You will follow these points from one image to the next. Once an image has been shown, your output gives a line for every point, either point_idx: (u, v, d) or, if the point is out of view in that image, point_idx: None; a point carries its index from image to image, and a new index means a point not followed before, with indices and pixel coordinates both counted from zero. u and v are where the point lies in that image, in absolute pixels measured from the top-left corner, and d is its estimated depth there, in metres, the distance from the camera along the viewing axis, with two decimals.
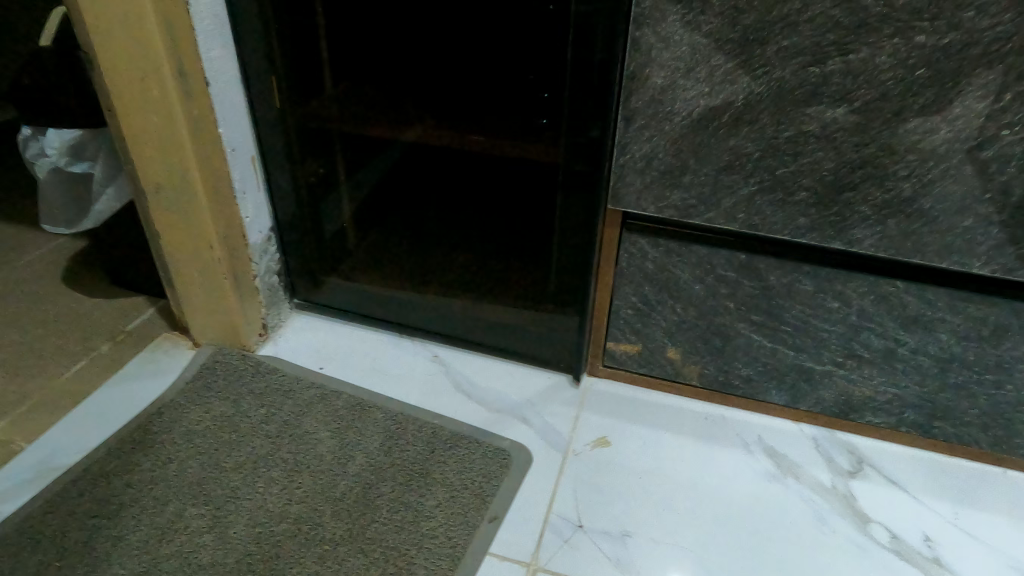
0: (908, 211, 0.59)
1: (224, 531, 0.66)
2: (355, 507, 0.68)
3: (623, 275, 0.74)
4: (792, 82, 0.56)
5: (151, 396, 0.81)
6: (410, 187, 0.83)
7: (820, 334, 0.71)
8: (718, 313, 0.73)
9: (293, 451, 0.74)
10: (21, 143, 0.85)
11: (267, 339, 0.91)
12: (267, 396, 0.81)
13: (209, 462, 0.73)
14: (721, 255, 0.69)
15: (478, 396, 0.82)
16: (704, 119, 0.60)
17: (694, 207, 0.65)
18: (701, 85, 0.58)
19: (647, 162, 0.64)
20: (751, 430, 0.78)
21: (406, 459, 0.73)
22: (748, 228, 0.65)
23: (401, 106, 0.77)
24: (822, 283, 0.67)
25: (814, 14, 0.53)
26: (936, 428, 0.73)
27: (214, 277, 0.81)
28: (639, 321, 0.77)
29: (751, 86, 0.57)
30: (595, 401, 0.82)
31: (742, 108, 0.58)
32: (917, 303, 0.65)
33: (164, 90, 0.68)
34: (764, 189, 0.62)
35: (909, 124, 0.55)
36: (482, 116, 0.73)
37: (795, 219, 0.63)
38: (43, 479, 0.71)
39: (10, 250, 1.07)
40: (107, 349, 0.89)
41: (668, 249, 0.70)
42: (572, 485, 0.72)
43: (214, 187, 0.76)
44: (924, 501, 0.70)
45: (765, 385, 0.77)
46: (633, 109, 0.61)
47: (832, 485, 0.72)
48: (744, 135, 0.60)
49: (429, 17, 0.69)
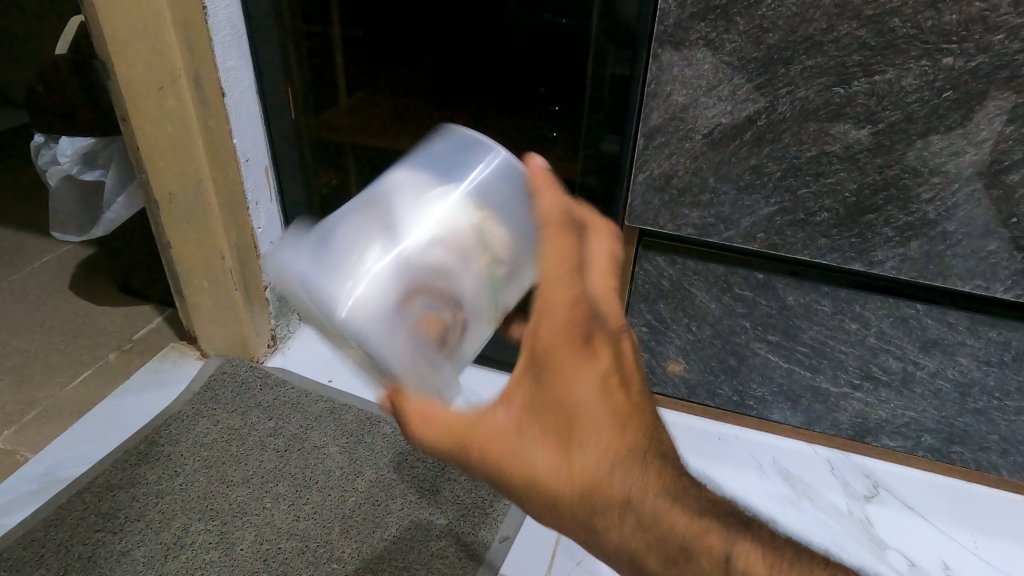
0: (931, 234, 0.58)
1: (231, 547, 0.65)
2: (364, 524, 0.67)
3: (638, 293, 0.73)
4: (815, 102, 0.56)
5: (158, 407, 0.81)
6: None
7: (838, 355, 0.70)
8: (734, 332, 0.72)
9: (302, 466, 0.73)
10: (35, 151, 0.85)
11: (276, 350, 0.90)
12: (275, 409, 0.80)
13: (216, 476, 0.72)
14: (739, 275, 0.68)
15: None
16: (726, 138, 0.59)
17: (713, 226, 0.65)
18: (723, 104, 0.58)
19: (667, 180, 0.63)
20: (766, 451, 0.77)
21: (415, 476, 0.72)
22: (768, 247, 0.64)
23: (409, 116, 0.79)
24: (840, 304, 0.67)
25: (840, 35, 0.52)
26: (954, 452, 0.72)
27: (224, 289, 0.80)
28: (652, 340, 0.76)
29: (774, 105, 0.57)
30: None
31: (764, 126, 0.58)
32: (937, 327, 0.65)
33: (181, 100, 0.67)
34: (784, 210, 0.61)
35: (933, 146, 0.55)
36: (497, 128, 0.76)
37: (816, 239, 0.62)
38: (48, 490, 0.70)
39: (17, 256, 1.07)
40: (114, 358, 0.88)
41: (685, 267, 0.70)
42: None
43: (226, 198, 0.75)
44: (944, 529, 0.69)
45: (779, 406, 0.76)
46: (654, 126, 0.61)
47: (848, 509, 0.71)
48: (766, 154, 0.59)
49: (444, 33, 0.71)
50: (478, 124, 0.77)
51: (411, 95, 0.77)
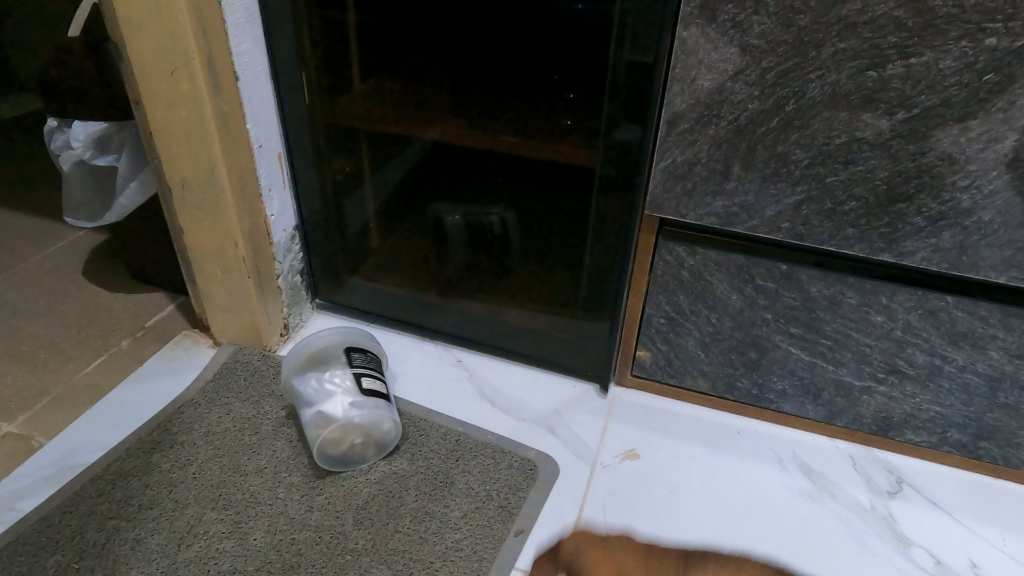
0: (965, 223, 0.57)
1: (244, 537, 0.64)
2: (378, 515, 0.66)
3: (657, 283, 0.71)
4: (847, 87, 0.54)
5: (170, 395, 0.80)
6: (437, 183, 0.82)
7: (861, 348, 0.68)
8: (755, 324, 0.70)
9: (315, 456, 0.72)
10: (48, 135, 0.84)
11: (289, 339, 0.89)
12: (287, 398, 0.79)
13: (229, 465, 0.71)
14: (762, 265, 0.67)
15: (504, 404, 0.80)
16: (752, 124, 0.58)
17: (737, 215, 0.63)
18: (750, 88, 0.56)
19: (690, 167, 0.62)
20: (785, 445, 0.75)
21: (429, 468, 0.71)
22: (794, 237, 0.62)
23: (424, 103, 0.76)
24: (866, 296, 0.65)
25: (876, 16, 0.50)
26: (981, 448, 0.70)
27: (237, 277, 0.79)
28: (671, 331, 0.74)
29: (804, 90, 0.55)
30: (622, 412, 0.79)
31: (793, 112, 0.56)
32: (967, 319, 0.63)
33: (194, 84, 0.66)
34: (811, 199, 0.60)
35: (971, 132, 0.53)
36: (512, 117, 0.72)
37: (843, 229, 0.60)
38: (62, 477, 0.70)
39: (29, 241, 1.06)
40: (126, 345, 0.88)
41: (706, 257, 0.68)
42: (601, 500, 0.69)
43: (239, 185, 0.74)
44: (971, 526, 0.67)
45: (800, 400, 0.74)
46: (677, 113, 0.59)
47: (871, 505, 0.69)
48: (794, 141, 0.57)
49: (456, 22, 0.68)
50: (495, 111, 0.73)
51: (425, 81, 0.74)
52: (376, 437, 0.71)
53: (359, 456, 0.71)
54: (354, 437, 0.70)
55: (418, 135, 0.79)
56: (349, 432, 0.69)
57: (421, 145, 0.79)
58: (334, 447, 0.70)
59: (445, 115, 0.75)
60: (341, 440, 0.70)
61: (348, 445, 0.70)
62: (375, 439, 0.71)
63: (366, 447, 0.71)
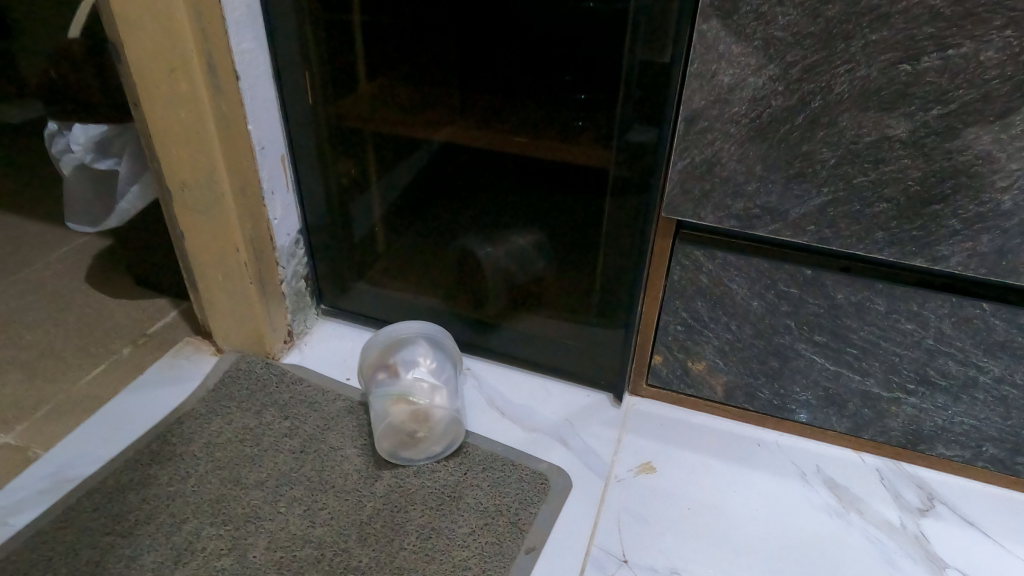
0: (1005, 226, 0.53)
1: (243, 554, 0.62)
2: (382, 532, 0.64)
3: (673, 288, 0.68)
4: (878, 82, 0.51)
5: (171, 404, 0.78)
6: (447, 189, 0.78)
7: (890, 358, 0.65)
8: (777, 332, 0.67)
9: (317, 469, 0.70)
10: (48, 138, 0.81)
11: (293, 346, 0.87)
12: (290, 408, 0.77)
13: (229, 478, 0.69)
14: (784, 270, 0.63)
15: (514, 414, 0.77)
16: (775, 122, 0.55)
17: (758, 218, 0.60)
18: (774, 83, 0.53)
19: (709, 168, 0.59)
20: (808, 458, 0.72)
21: (436, 481, 0.69)
22: (818, 241, 0.59)
23: (433, 104, 0.72)
24: (896, 303, 0.61)
25: (910, 5, 0.47)
26: (1019, 463, 0.66)
27: (239, 283, 0.77)
28: (687, 339, 0.71)
29: (832, 85, 0.52)
30: (636, 423, 0.76)
31: (820, 109, 0.53)
32: (1006, 328, 0.59)
33: (192, 83, 0.64)
34: (838, 200, 0.56)
35: (1015, 129, 0.49)
36: (521, 118, 0.69)
37: (872, 232, 0.57)
38: (59, 490, 0.68)
39: (34, 246, 1.05)
40: (128, 353, 0.86)
41: (725, 262, 0.65)
42: (616, 514, 0.66)
43: (240, 186, 0.72)
44: (1010, 548, 0.64)
45: (825, 411, 0.71)
46: (696, 110, 0.56)
47: (901, 524, 0.66)
48: (821, 139, 0.54)
49: (466, 18, 0.65)
50: (504, 109, 0.69)
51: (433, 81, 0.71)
52: (425, 446, 0.70)
53: (394, 445, 0.70)
54: (418, 428, 0.70)
55: (427, 136, 0.75)
56: (425, 422, 0.70)
57: (430, 149, 0.76)
58: (401, 413, 0.70)
59: (454, 116, 0.72)
60: (410, 418, 0.69)
61: (407, 423, 0.70)
62: (426, 445, 0.70)
63: (408, 444, 0.70)
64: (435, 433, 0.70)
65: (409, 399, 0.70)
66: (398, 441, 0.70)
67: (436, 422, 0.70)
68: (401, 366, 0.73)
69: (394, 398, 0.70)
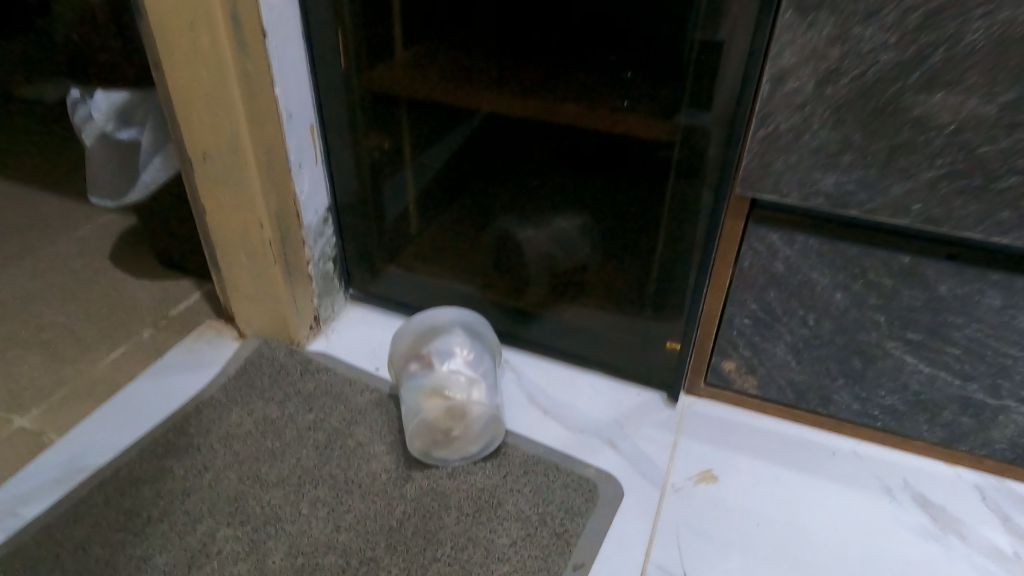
0: None
1: (262, 560, 0.56)
2: (414, 541, 0.57)
3: (744, 277, 0.61)
4: (1019, 29, 0.42)
5: (189, 391, 0.73)
6: (487, 166, 0.70)
7: (999, 361, 0.56)
8: (864, 328, 0.59)
9: (343, 467, 0.64)
10: (71, 105, 0.77)
11: (319, 332, 0.81)
12: (315, 400, 0.71)
13: (249, 475, 0.63)
14: (878, 257, 0.55)
15: (557, 412, 0.71)
16: (883, 81, 0.46)
17: (853, 195, 0.52)
18: (886, 33, 0.45)
19: (798, 136, 0.51)
20: (893, 472, 0.64)
21: (473, 485, 0.62)
22: (924, 223, 0.51)
23: (472, 68, 0.64)
24: (1012, 296, 0.53)
25: None
26: None
27: (263, 262, 0.72)
28: (757, 334, 0.63)
29: (959, 34, 0.43)
30: (694, 426, 0.69)
31: (941, 64, 0.45)
32: None
33: (215, 38, 0.58)
34: (953, 174, 0.48)
35: None
36: (572, 83, 0.60)
37: (993, 213, 0.49)
38: (69, 481, 0.63)
39: (56, 222, 1.01)
40: (148, 335, 0.81)
41: (807, 247, 0.57)
42: (675, 529, 0.59)
43: (265, 156, 0.66)
44: None
45: (914, 419, 0.62)
46: (787, 68, 0.48)
47: (1013, 552, 0.57)
48: (939, 101, 0.46)
49: None
50: (553, 73, 0.60)
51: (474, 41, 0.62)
52: (461, 446, 0.64)
53: (426, 443, 0.64)
54: (453, 426, 0.64)
55: (466, 106, 0.67)
56: (461, 420, 0.64)
57: (470, 118, 0.68)
58: (435, 408, 0.64)
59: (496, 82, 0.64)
60: (445, 414, 0.64)
61: (441, 420, 0.64)
62: (460, 445, 0.64)
63: (441, 443, 0.64)
64: (471, 431, 0.64)
65: (444, 394, 0.64)
66: (430, 438, 0.64)
67: (473, 420, 0.64)
68: (435, 356, 0.67)
69: (427, 391, 0.64)
